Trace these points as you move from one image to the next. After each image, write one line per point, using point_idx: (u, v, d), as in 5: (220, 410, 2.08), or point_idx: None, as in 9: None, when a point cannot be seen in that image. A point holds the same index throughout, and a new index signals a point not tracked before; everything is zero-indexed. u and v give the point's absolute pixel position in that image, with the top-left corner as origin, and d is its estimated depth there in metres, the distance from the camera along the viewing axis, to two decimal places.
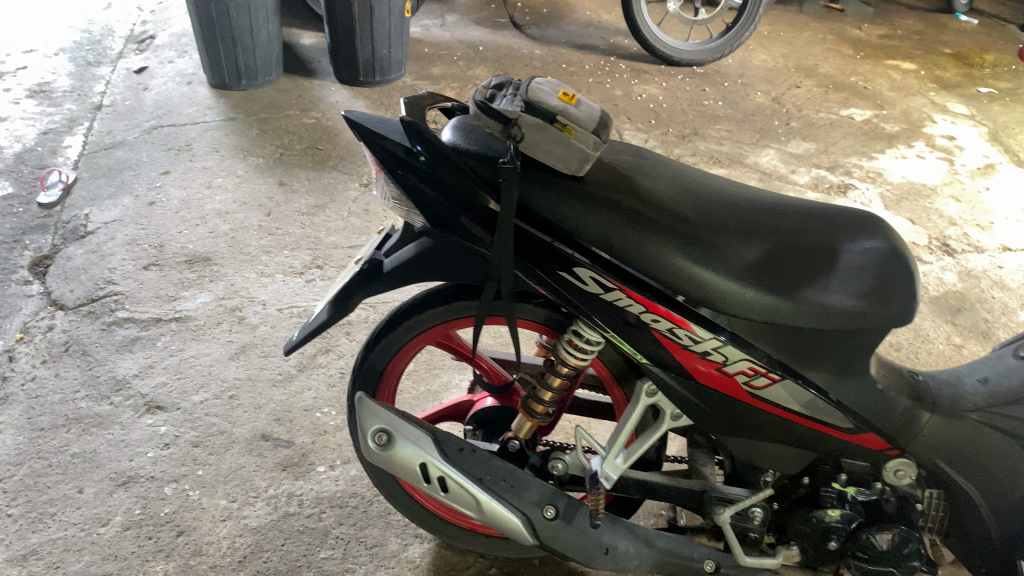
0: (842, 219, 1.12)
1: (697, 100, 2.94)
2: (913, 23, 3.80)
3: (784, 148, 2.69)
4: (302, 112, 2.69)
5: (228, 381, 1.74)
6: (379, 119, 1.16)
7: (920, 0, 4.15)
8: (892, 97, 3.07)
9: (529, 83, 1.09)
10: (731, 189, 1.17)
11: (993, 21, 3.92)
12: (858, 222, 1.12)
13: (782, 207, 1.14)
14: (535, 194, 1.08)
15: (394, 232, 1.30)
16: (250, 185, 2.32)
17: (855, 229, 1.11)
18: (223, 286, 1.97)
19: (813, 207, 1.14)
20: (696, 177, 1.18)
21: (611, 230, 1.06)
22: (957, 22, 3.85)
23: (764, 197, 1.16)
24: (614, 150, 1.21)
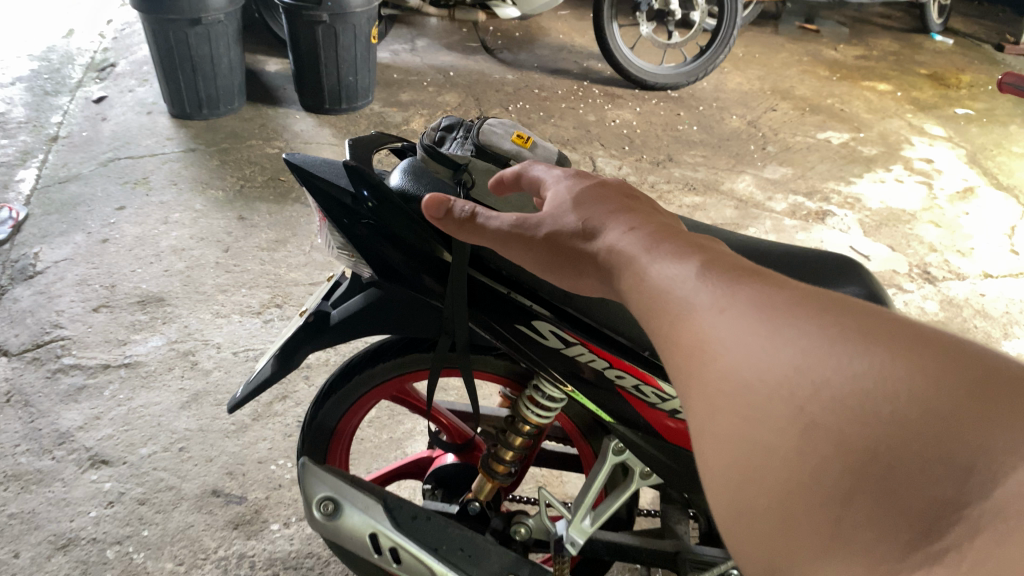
0: (814, 268, 1.07)
1: (672, 125, 2.89)
2: (888, 43, 3.76)
3: (760, 174, 2.63)
4: (264, 141, 2.60)
5: (178, 432, 1.64)
6: (323, 160, 1.09)
7: (896, 20, 4.12)
8: (869, 119, 3.02)
9: (484, 127, 1.00)
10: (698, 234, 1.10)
11: (968, 40, 3.90)
12: (835, 269, 1.06)
13: (753, 255, 1.08)
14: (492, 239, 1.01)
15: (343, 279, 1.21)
16: (208, 220, 2.23)
17: (829, 278, 1.05)
18: (177, 328, 1.88)
19: (787, 254, 1.09)
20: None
21: None
22: (933, 42, 3.82)
23: (732, 242, 1.11)
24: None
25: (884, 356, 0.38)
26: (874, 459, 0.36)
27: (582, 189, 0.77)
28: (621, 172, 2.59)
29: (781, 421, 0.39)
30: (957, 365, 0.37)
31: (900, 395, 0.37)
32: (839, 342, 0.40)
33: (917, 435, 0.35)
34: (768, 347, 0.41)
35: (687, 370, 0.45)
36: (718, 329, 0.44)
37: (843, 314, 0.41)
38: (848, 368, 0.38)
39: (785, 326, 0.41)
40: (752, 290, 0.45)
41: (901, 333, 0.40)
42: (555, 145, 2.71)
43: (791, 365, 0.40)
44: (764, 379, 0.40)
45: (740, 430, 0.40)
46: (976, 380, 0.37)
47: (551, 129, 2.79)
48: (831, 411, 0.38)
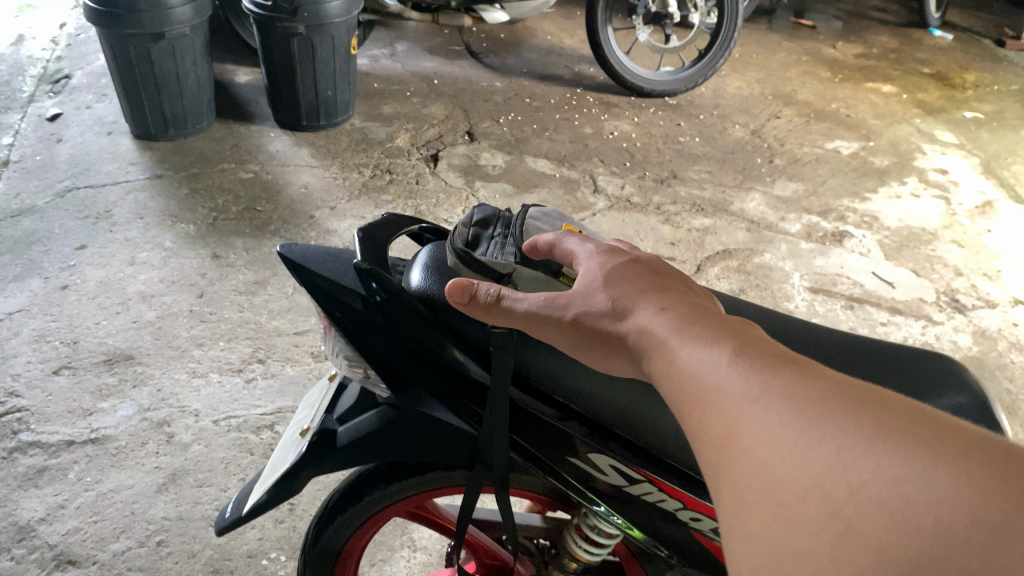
0: (916, 369, 0.89)
1: (674, 137, 2.76)
2: (887, 40, 3.63)
3: (770, 191, 2.49)
4: (237, 164, 2.39)
5: (155, 523, 1.44)
6: (326, 253, 0.90)
7: (892, 14, 3.99)
8: (877, 125, 2.88)
9: (525, 219, 0.83)
10: (777, 326, 0.94)
11: (967, 35, 3.78)
12: (932, 375, 0.88)
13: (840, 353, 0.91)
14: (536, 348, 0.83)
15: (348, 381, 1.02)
16: (179, 260, 2.02)
17: (925, 388, 0.87)
18: (149, 393, 1.69)
19: (870, 355, 0.91)
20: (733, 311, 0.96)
21: (640, 410, 0.81)
22: (932, 37, 3.70)
23: (806, 338, 0.93)
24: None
25: (921, 461, 0.40)
26: (911, 563, 0.38)
27: (618, 262, 0.68)
28: (624, 191, 2.45)
29: (817, 518, 0.41)
30: (994, 468, 0.39)
31: (934, 501, 0.39)
32: (876, 446, 0.41)
33: (954, 539, 0.37)
34: (804, 449, 0.43)
35: (724, 464, 0.47)
36: (756, 425, 0.46)
37: (881, 413, 0.43)
38: (882, 472, 0.40)
39: (823, 427, 0.43)
40: (786, 386, 0.47)
41: (936, 435, 0.41)
42: (552, 163, 2.55)
43: (829, 469, 0.42)
44: (803, 479, 0.42)
45: (779, 526, 0.43)
46: (1012, 483, 0.38)
47: (546, 144, 2.64)
48: (875, 515, 0.40)
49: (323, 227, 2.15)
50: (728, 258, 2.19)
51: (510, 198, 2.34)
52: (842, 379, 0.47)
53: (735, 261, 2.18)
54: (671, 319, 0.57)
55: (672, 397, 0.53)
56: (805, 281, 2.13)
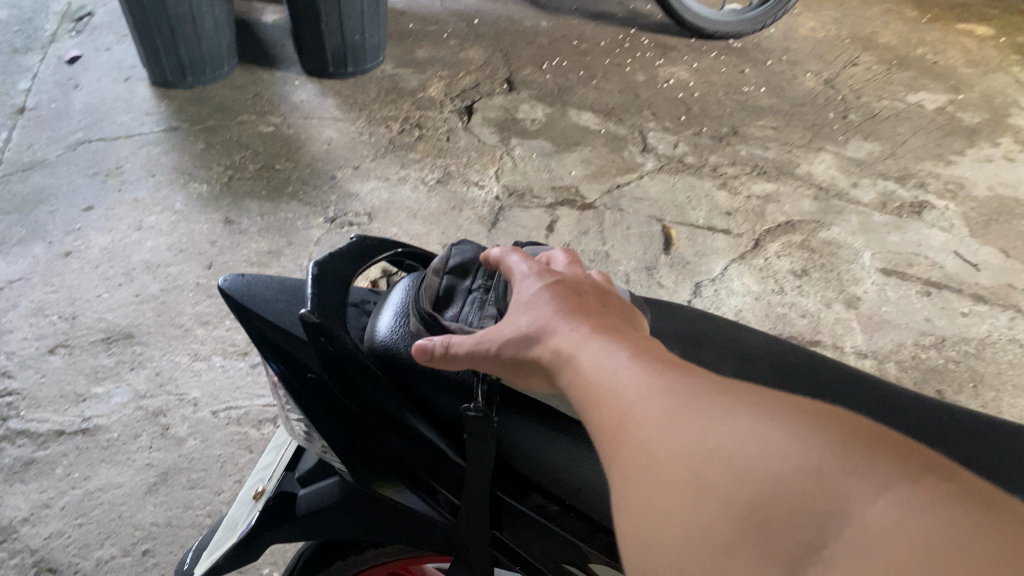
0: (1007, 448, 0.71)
1: (736, 86, 2.51)
2: None
3: (842, 152, 2.24)
4: (258, 115, 2.22)
5: (142, 529, 1.34)
6: (278, 298, 0.75)
7: None
8: (969, 75, 2.58)
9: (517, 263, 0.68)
10: (839, 384, 0.77)
11: None
12: None
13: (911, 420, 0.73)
14: (522, 428, 0.67)
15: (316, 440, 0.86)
16: (189, 225, 1.88)
17: None
18: (146, 377, 1.57)
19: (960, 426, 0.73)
20: (781, 364, 0.78)
21: None
22: None
23: (877, 400, 0.75)
24: (666, 320, 0.82)
25: (774, 428, 0.41)
26: (755, 514, 0.38)
27: (553, 286, 0.60)
28: (677, 150, 2.22)
29: (677, 482, 0.41)
30: (840, 430, 0.40)
31: (775, 454, 0.39)
32: (734, 419, 0.42)
33: (797, 488, 0.38)
34: (671, 425, 0.44)
35: (607, 445, 0.47)
36: (636, 408, 0.46)
37: (746, 397, 0.44)
38: (737, 435, 0.41)
39: (692, 406, 0.44)
40: (670, 380, 0.47)
41: (794, 409, 0.42)
42: (598, 116, 2.32)
43: (692, 440, 0.42)
44: (668, 451, 0.43)
45: (647, 493, 0.42)
46: (850, 439, 0.39)
47: (592, 94, 2.42)
48: (728, 473, 0.40)
49: (344, 190, 1.98)
50: (791, 232, 1.96)
51: (549, 157, 2.13)
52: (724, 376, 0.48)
53: (798, 236, 1.95)
54: (582, 307, 0.58)
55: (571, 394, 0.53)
56: (877, 260, 1.89)
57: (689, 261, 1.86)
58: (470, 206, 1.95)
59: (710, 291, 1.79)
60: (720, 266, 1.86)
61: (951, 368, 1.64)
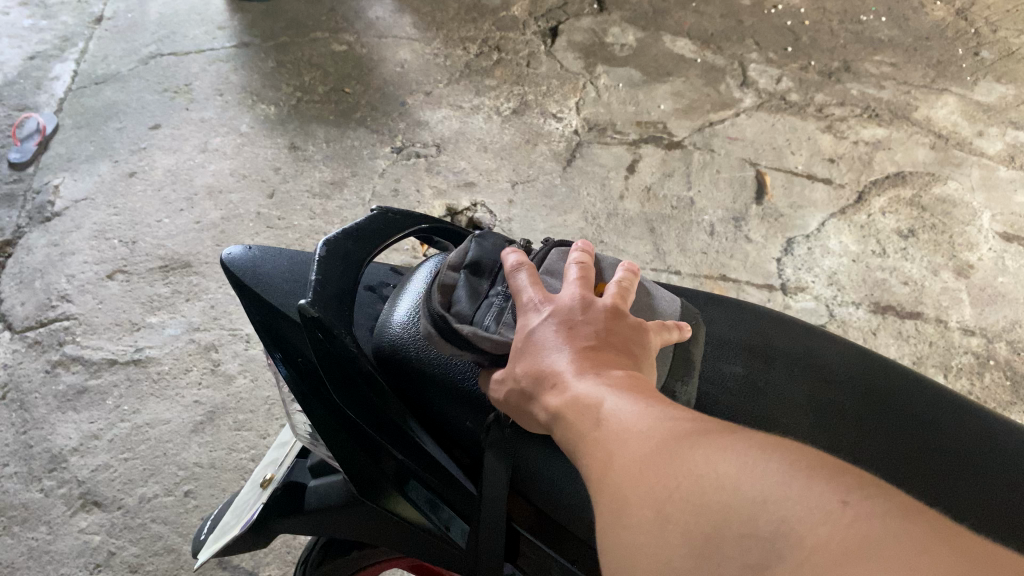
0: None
1: (853, 13, 2.26)
2: None
3: (968, 95, 1.99)
4: (331, 33, 2.12)
5: (185, 469, 1.32)
6: (285, 275, 0.65)
7: None
8: None
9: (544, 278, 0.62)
10: (930, 414, 0.65)
11: None
12: None
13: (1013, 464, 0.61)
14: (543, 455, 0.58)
15: None
16: (254, 150, 1.82)
17: None
18: (201, 309, 1.53)
19: None
20: (860, 380, 0.67)
21: None
22: None
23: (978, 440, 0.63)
24: (738, 323, 0.71)
25: (735, 455, 0.38)
26: (712, 537, 0.35)
27: (556, 314, 0.54)
28: (779, 84, 2.02)
29: (640, 511, 0.39)
30: (799, 455, 0.37)
31: (728, 480, 0.36)
32: (699, 445, 0.40)
33: (749, 509, 0.35)
34: (639, 461, 0.41)
35: (590, 471, 0.45)
36: (614, 435, 0.44)
37: (716, 430, 0.41)
38: (696, 464, 0.39)
39: (659, 439, 0.42)
40: (649, 410, 0.45)
41: (759, 439, 0.39)
42: (694, 43, 2.13)
43: (657, 467, 0.40)
44: (635, 478, 0.40)
45: (617, 533, 0.39)
46: (808, 461, 0.36)
47: (690, 18, 2.22)
48: (685, 506, 0.37)
49: (414, 118, 1.87)
50: (900, 186, 1.76)
51: (636, 88, 1.97)
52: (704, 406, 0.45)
53: (908, 191, 1.75)
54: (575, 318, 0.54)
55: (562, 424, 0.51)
56: (997, 222, 1.69)
57: (781, 213, 1.69)
58: (545, 141, 1.82)
59: (802, 249, 1.63)
60: (816, 221, 1.68)
61: None
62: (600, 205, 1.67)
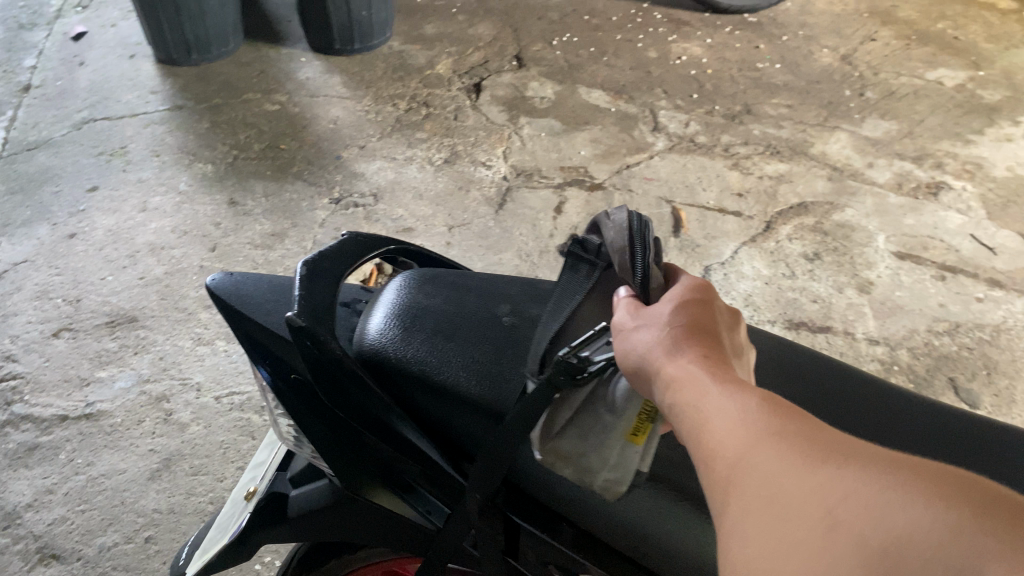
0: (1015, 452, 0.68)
1: (749, 62, 2.47)
2: None
3: (857, 131, 2.19)
4: (263, 94, 2.20)
5: (144, 516, 1.33)
6: (265, 294, 0.73)
7: None
8: (989, 50, 2.59)
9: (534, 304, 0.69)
10: (838, 385, 0.74)
11: None
12: None
13: (915, 424, 0.71)
14: None
15: None
16: (193, 206, 1.87)
17: None
18: (150, 361, 1.56)
19: (962, 432, 0.70)
20: (779, 362, 0.77)
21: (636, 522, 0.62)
22: None
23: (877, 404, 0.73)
24: None
25: (909, 481, 0.35)
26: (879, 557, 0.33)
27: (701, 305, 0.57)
28: (688, 128, 2.18)
29: (804, 531, 0.36)
30: (971, 481, 0.34)
31: (892, 501, 0.34)
32: (853, 468, 0.37)
33: (929, 539, 0.32)
34: (785, 477, 0.39)
35: (721, 493, 0.43)
36: (761, 459, 0.41)
37: (884, 455, 0.38)
38: (855, 484, 0.36)
39: (804, 459, 0.40)
40: (790, 434, 0.42)
41: (933, 465, 0.36)
42: (609, 93, 2.28)
43: (809, 488, 0.38)
44: (792, 502, 0.38)
45: (764, 550, 0.37)
46: (983, 489, 0.34)
47: (603, 70, 2.38)
48: (843, 522, 0.35)
49: (350, 170, 1.96)
50: (802, 215, 1.92)
51: (558, 136, 2.10)
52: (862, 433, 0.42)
53: (811, 218, 1.91)
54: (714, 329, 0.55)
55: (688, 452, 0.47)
56: (891, 243, 1.86)
57: (699, 244, 1.83)
58: (477, 187, 1.92)
59: (719, 274, 1.76)
60: (730, 249, 1.82)
61: (964, 355, 1.61)
62: (532, 242, 1.77)
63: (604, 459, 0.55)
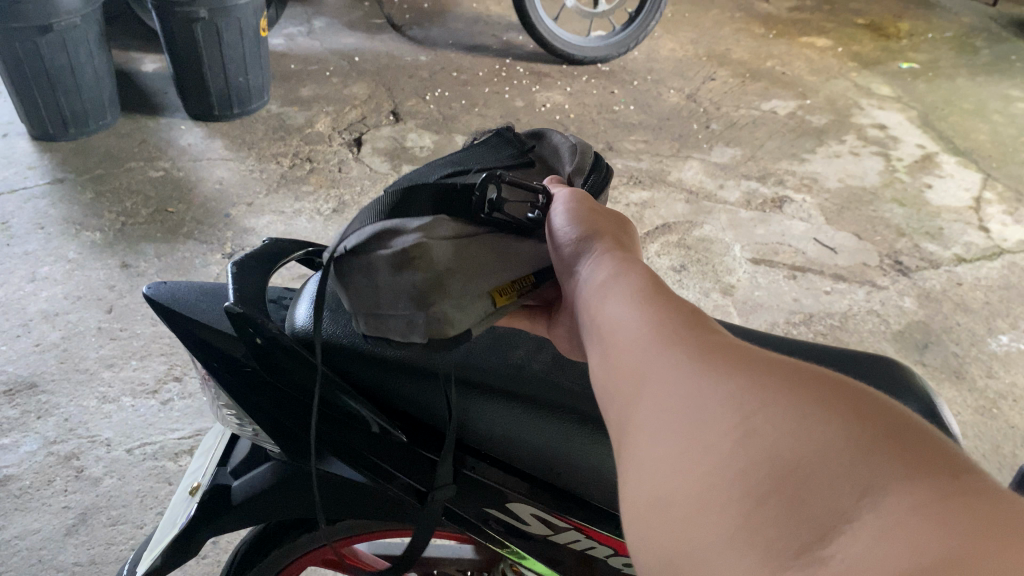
0: (849, 367, 0.84)
1: (608, 105, 2.69)
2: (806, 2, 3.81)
3: (707, 158, 2.43)
4: (146, 162, 2.24)
5: (64, 570, 1.33)
6: (193, 296, 0.80)
7: None
8: (812, 82, 2.92)
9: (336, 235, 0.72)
10: None
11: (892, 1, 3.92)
12: (872, 382, 0.82)
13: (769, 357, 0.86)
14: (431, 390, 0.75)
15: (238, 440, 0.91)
16: (85, 273, 1.88)
17: None
18: (54, 424, 1.56)
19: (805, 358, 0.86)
20: None
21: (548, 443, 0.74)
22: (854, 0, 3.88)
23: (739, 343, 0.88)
24: None
25: (829, 412, 0.37)
26: (789, 476, 0.35)
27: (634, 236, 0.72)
28: None
29: (715, 435, 0.38)
30: (890, 427, 0.37)
31: (811, 435, 0.36)
32: (771, 392, 0.39)
33: (839, 472, 0.34)
34: (700, 388, 0.41)
35: (626, 409, 0.45)
36: (681, 372, 0.43)
37: (804, 376, 0.40)
38: (775, 407, 0.38)
39: (720, 372, 0.42)
40: (704, 352, 0.44)
41: (851, 395, 0.39)
42: None
43: (723, 401, 0.40)
44: (710, 408, 0.40)
45: (671, 451, 0.40)
46: (904, 439, 0.36)
47: (475, 120, 2.54)
48: (757, 441, 0.37)
49: (241, 226, 2.02)
50: (667, 233, 2.11)
51: None
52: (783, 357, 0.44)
53: (675, 235, 2.10)
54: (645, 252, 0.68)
55: (603, 372, 0.50)
56: (748, 251, 2.07)
57: None
58: None
59: None
60: None
61: (820, 341, 1.80)
62: None
63: (462, 292, 0.69)
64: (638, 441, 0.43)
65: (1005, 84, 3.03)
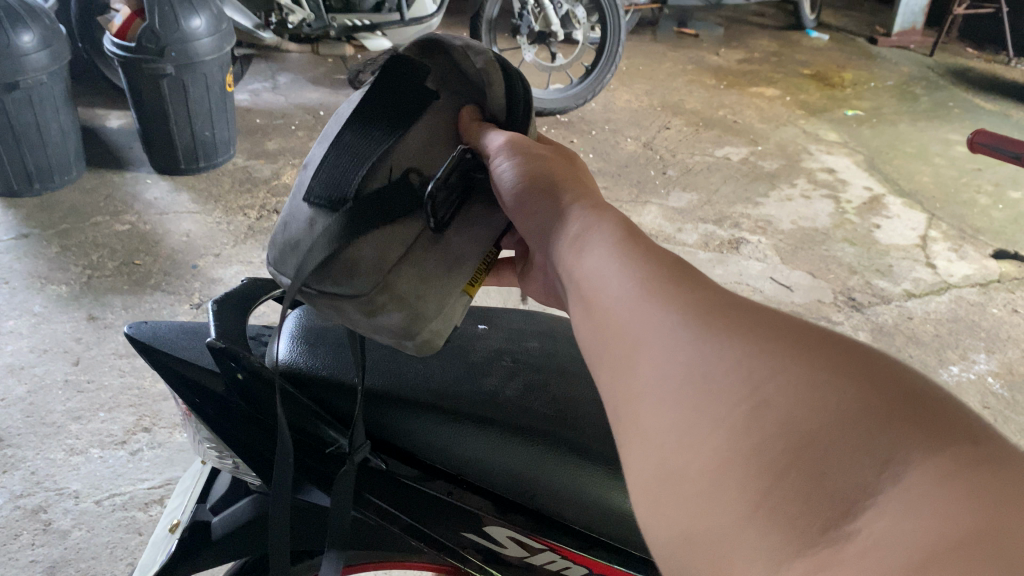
0: None
1: None
2: (754, 54, 3.98)
3: (665, 203, 2.50)
4: (112, 216, 2.25)
5: None
6: (174, 333, 0.83)
7: (764, 35, 4.32)
8: (763, 129, 3.05)
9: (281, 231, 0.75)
10: None
11: (835, 52, 4.11)
12: None
13: None
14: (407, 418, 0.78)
15: (216, 481, 0.93)
16: (51, 326, 1.88)
17: None
18: (20, 477, 1.54)
19: None
20: None
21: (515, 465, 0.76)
22: (800, 52, 4.06)
23: None
24: (528, 325, 0.98)
25: (842, 375, 0.38)
26: (805, 449, 0.36)
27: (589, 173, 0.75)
28: None
29: (726, 406, 0.39)
30: (898, 388, 0.37)
31: (821, 401, 0.37)
32: (774, 356, 0.40)
33: (856, 442, 0.35)
34: (702, 355, 0.42)
35: (624, 381, 0.45)
36: (682, 341, 0.43)
37: (803, 335, 0.41)
38: (781, 374, 0.39)
39: (720, 336, 0.42)
40: (700, 313, 0.44)
41: (855, 354, 0.39)
42: None
43: (727, 370, 0.40)
44: (716, 378, 0.40)
45: (680, 423, 0.40)
46: (916, 400, 0.36)
47: None
48: (769, 411, 0.38)
49: (208, 277, 2.04)
50: None
51: None
52: (779, 311, 0.44)
53: None
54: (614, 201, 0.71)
55: (599, 341, 0.50)
56: None
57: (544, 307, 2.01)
58: None
59: None
60: None
61: None
62: None
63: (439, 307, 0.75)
64: (644, 411, 0.43)
65: (944, 128, 3.18)
